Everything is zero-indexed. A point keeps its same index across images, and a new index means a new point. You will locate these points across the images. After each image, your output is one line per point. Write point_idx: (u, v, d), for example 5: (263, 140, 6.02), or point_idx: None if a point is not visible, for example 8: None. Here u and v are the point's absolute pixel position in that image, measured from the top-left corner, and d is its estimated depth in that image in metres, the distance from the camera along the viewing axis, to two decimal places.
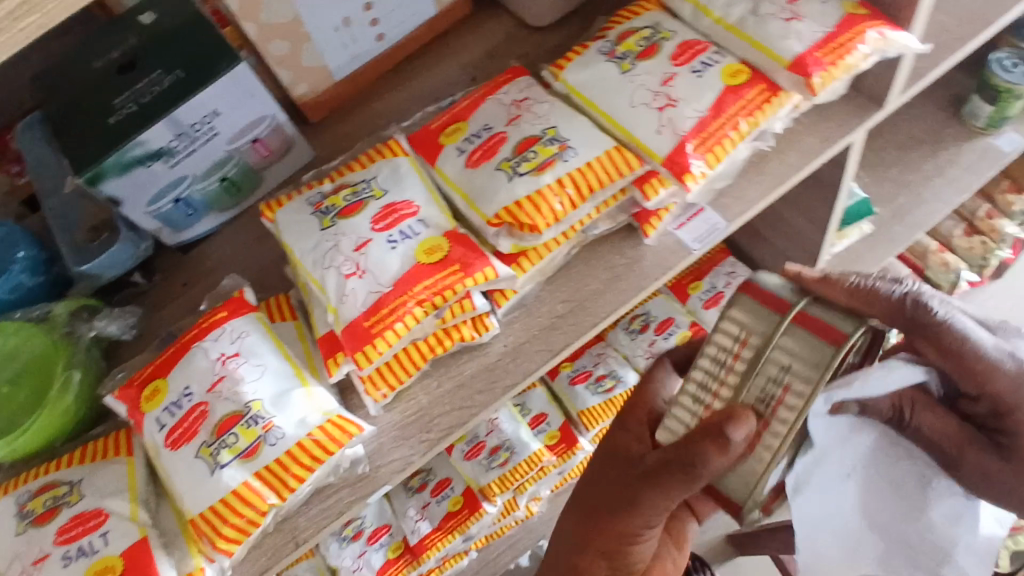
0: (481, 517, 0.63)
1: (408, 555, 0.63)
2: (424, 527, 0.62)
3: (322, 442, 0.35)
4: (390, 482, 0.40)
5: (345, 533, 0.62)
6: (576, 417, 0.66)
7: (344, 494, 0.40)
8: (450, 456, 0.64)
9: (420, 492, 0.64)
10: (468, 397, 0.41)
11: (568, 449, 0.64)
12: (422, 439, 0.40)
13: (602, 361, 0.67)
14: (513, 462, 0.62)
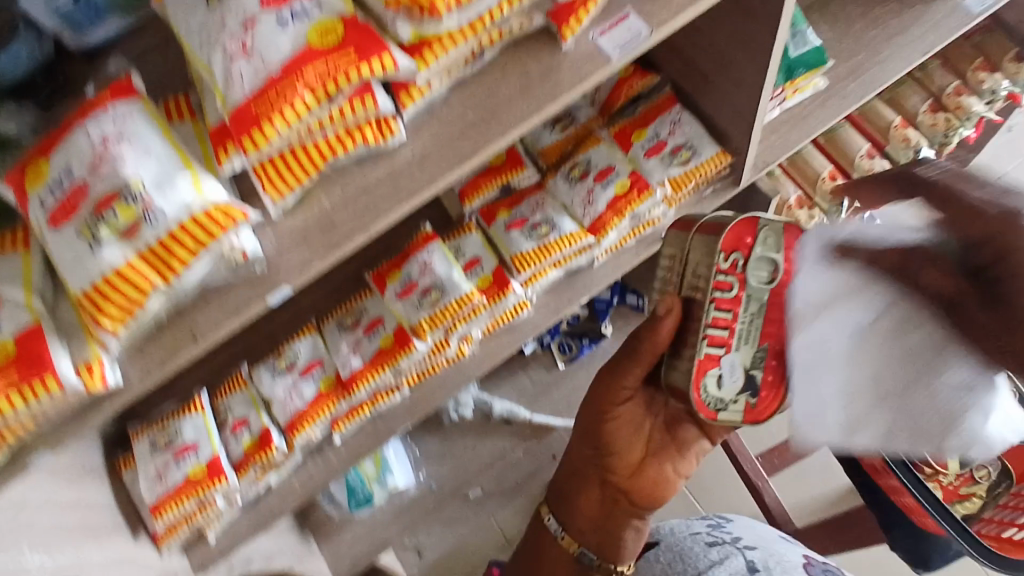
0: (411, 353, 0.64)
1: (339, 389, 0.64)
2: (355, 362, 0.64)
3: (205, 225, 0.36)
4: (291, 286, 0.40)
5: (277, 366, 0.65)
6: (509, 264, 0.65)
7: (244, 292, 0.40)
8: (383, 296, 0.65)
9: (353, 330, 0.65)
10: (372, 201, 0.40)
11: (499, 292, 0.64)
12: (322, 242, 0.40)
13: (540, 209, 0.66)
14: (443, 302, 0.63)
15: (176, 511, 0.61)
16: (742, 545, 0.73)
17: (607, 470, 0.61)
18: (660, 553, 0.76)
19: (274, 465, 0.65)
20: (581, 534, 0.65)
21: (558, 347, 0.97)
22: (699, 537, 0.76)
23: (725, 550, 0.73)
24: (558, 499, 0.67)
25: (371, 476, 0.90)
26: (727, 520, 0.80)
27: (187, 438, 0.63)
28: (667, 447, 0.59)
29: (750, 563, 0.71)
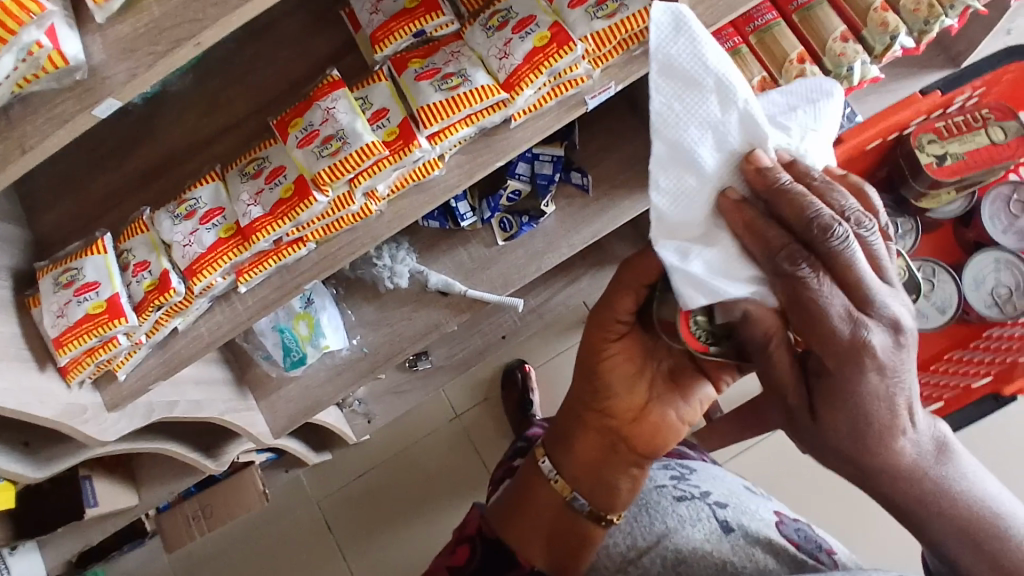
0: (311, 206, 0.61)
1: (239, 238, 0.63)
2: (255, 211, 0.62)
3: None
4: (120, 98, 0.39)
5: (178, 212, 0.64)
6: (417, 117, 0.62)
7: (70, 102, 0.38)
8: (286, 144, 0.63)
9: (255, 180, 0.64)
10: (200, 10, 0.37)
11: (404, 146, 0.61)
12: (150, 52, 0.38)
13: (454, 60, 0.62)
14: (344, 152, 0.60)
15: (80, 347, 0.61)
16: (712, 502, 0.80)
17: (605, 414, 0.67)
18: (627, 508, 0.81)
19: (178, 308, 0.65)
20: (573, 479, 0.70)
21: (498, 224, 0.96)
22: (666, 492, 0.82)
23: (696, 507, 0.79)
24: (555, 441, 0.72)
25: (304, 338, 0.91)
26: (690, 471, 0.87)
27: (89, 278, 0.64)
28: (667, 395, 0.65)
29: (722, 519, 0.77)
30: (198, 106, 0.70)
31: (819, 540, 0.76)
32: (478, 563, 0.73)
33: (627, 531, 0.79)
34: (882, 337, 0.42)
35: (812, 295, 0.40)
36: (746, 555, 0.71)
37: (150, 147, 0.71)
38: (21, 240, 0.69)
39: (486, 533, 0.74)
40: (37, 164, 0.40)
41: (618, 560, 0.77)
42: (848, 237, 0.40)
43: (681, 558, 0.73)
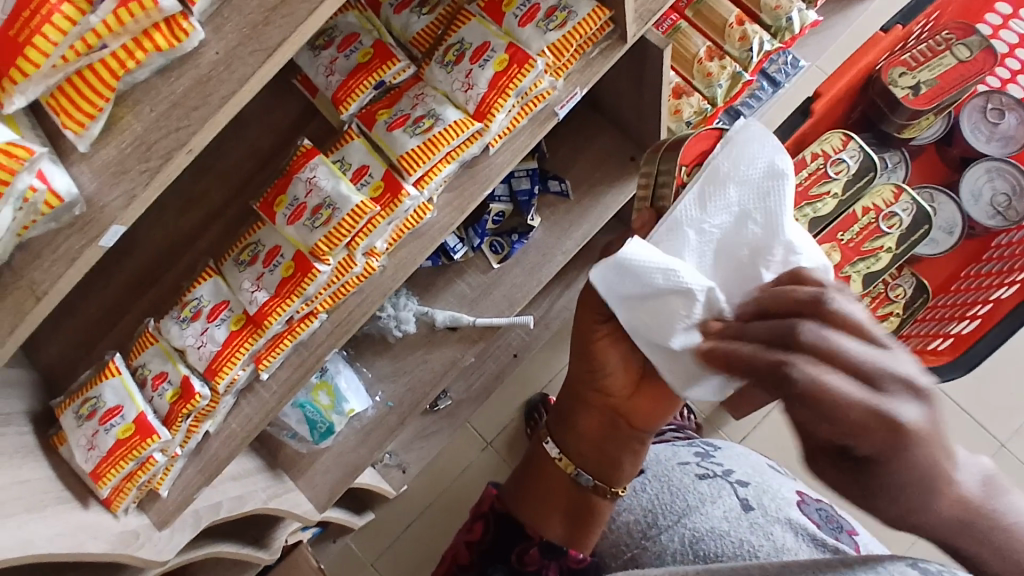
0: (316, 278, 0.61)
1: (251, 326, 0.63)
2: (261, 296, 0.62)
3: None
4: (124, 223, 0.38)
5: (184, 315, 0.64)
6: (398, 167, 0.62)
7: (73, 239, 0.37)
8: (276, 224, 0.63)
9: (253, 266, 0.63)
10: (184, 116, 0.37)
11: (394, 199, 0.61)
12: (142, 169, 0.37)
13: (421, 102, 0.63)
14: (336, 219, 0.60)
15: (119, 474, 0.60)
16: (735, 480, 0.78)
17: (604, 394, 0.66)
18: (648, 483, 0.80)
19: (206, 412, 0.64)
20: (580, 457, 0.72)
21: (489, 248, 0.96)
22: (689, 469, 0.81)
23: (718, 485, 0.78)
24: (559, 423, 0.74)
25: (327, 407, 0.89)
26: (714, 448, 0.87)
27: (110, 404, 0.62)
28: (663, 371, 0.65)
29: (743, 498, 0.76)
30: (174, 206, 0.69)
31: (839, 519, 0.76)
32: (492, 537, 0.80)
33: (648, 506, 0.78)
34: (916, 408, 0.36)
35: (819, 396, 0.36)
36: (765, 534, 0.70)
37: (135, 258, 0.70)
38: (28, 382, 0.67)
39: (498, 509, 0.80)
40: (51, 308, 0.38)
41: (637, 536, 0.76)
42: (813, 370, 0.37)
43: (699, 537, 0.72)
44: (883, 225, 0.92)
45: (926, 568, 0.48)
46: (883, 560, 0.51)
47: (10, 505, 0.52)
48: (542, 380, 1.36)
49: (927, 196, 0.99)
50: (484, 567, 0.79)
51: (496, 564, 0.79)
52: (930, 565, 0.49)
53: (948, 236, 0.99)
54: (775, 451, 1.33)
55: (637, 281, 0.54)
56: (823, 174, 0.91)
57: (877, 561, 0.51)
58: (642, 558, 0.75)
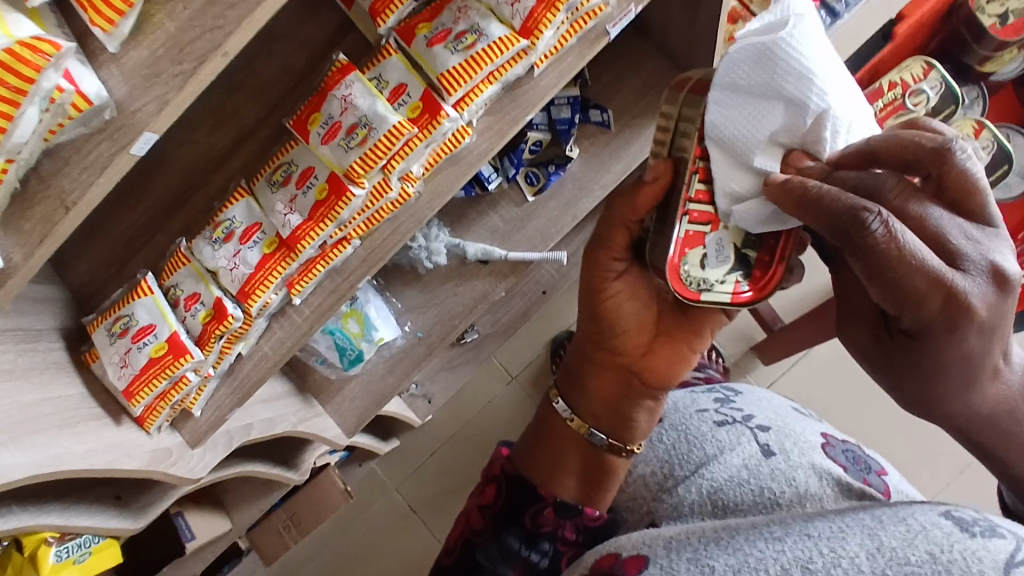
0: (350, 202, 0.59)
1: (284, 250, 0.61)
2: (294, 219, 0.60)
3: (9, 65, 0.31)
4: (156, 130, 0.35)
5: (216, 236, 0.62)
6: (437, 85, 0.59)
7: (102, 146, 0.35)
8: (309, 143, 0.60)
9: (286, 187, 0.61)
10: (220, 15, 0.34)
11: (432, 120, 0.58)
12: (175, 73, 0.34)
13: (464, 16, 0.58)
14: (372, 140, 0.57)
15: (152, 393, 0.61)
16: (755, 426, 0.73)
17: (615, 352, 0.60)
18: (664, 433, 0.75)
19: (239, 334, 0.63)
20: (592, 415, 0.63)
21: (525, 179, 0.93)
22: (707, 416, 0.75)
23: (737, 431, 0.72)
24: (564, 377, 0.65)
25: (356, 335, 0.89)
26: (734, 393, 0.81)
27: (143, 322, 0.62)
28: (677, 327, 0.60)
29: (764, 443, 0.70)
30: (201, 124, 0.67)
31: (867, 460, 0.70)
32: (505, 501, 0.66)
33: (664, 457, 0.73)
34: (980, 291, 0.41)
35: (891, 263, 0.39)
36: (787, 481, 0.64)
37: (162, 177, 0.68)
38: (58, 298, 0.68)
39: (509, 471, 0.67)
40: (81, 220, 0.37)
41: (654, 489, 0.71)
42: (885, 224, 0.39)
43: (718, 488, 0.67)
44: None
45: (959, 519, 0.49)
46: (914, 511, 0.51)
47: (41, 422, 0.54)
48: (568, 318, 1.35)
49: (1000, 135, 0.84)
50: (498, 534, 0.65)
51: (509, 528, 0.65)
52: (963, 514, 0.49)
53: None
54: (801, 397, 1.32)
55: (756, 73, 0.45)
56: (899, 106, 0.82)
57: (908, 512, 0.51)
58: (659, 513, 0.70)
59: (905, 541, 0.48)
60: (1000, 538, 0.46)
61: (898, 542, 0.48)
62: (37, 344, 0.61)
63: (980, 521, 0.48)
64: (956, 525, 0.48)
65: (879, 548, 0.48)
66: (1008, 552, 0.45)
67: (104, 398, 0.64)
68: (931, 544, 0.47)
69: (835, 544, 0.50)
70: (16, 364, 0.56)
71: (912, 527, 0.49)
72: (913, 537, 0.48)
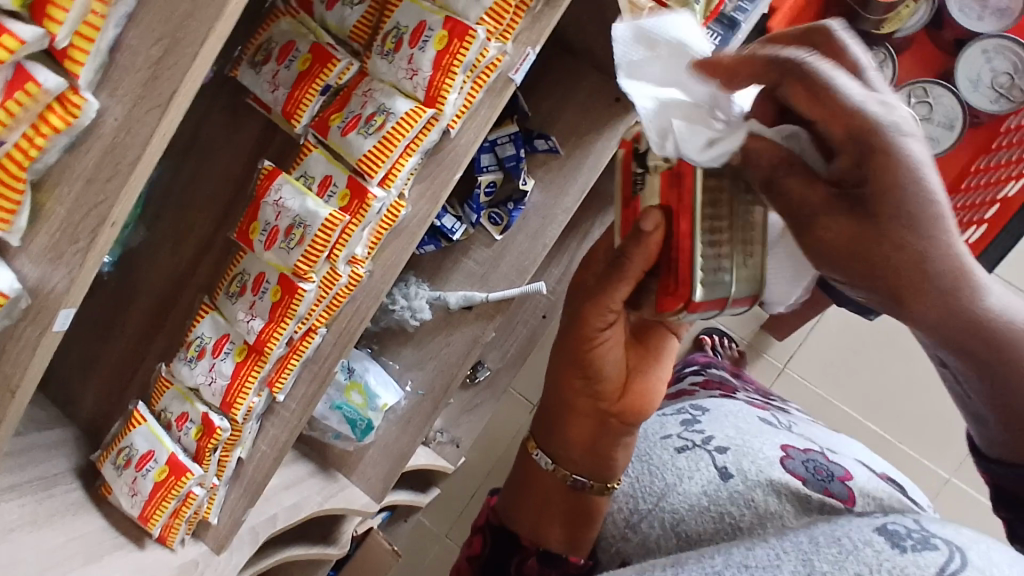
0: (303, 297, 0.61)
1: (254, 354, 0.64)
2: (257, 323, 0.63)
3: None
4: (72, 304, 0.38)
5: (191, 355, 0.65)
6: (360, 170, 0.61)
7: (29, 329, 0.38)
8: (255, 251, 0.63)
9: (245, 295, 0.64)
10: (100, 189, 0.37)
11: (361, 204, 0.60)
12: (75, 252, 0.37)
13: (370, 99, 0.60)
14: (309, 236, 0.60)
15: (164, 513, 0.64)
16: (713, 448, 0.71)
17: (595, 398, 0.59)
18: (631, 465, 0.73)
19: (233, 441, 0.66)
20: (572, 462, 0.63)
21: (489, 220, 0.94)
22: (669, 443, 0.75)
23: (697, 456, 0.71)
24: (545, 432, 0.64)
25: (361, 405, 0.91)
26: (702, 413, 0.80)
27: (143, 450, 0.65)
28: (644, 361, 0.59)
29: (721, 466, 0.68)
30: (164, 247, 0.71)
31: (830, 467, 0.67)
32: (491, 551, 0.67)
33: (629, 491, 0.71)
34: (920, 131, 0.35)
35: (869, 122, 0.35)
36: (745, 502, 0.63)
37: (139, 304, 0.72)
38: (71, 436, 0.72)
39: (494, 521, 0.68)
40: (31, 393, 0.40)
41: (620, 527, 0.68)
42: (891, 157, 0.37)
43: (681, 518, 0.65)
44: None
45: (892, 533, 0.48)
46: (849, 529, 0.50)
47: (66, 562, 0.57)
48: None
49: (921, 92, 0.98)
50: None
51: None
52: (897, 528, 0.49)
53: (950, 131, 0.97)
54: (825, 365, 1.31)
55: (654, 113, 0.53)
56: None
57: (844, 531, 0.50)
58: (628, 552, 0.67)
59: (835, 565, 0.46)
60: (932, 550, 0.45)
61: (829, 566, 0.46)
62: (54, 488, 0.65)
63: (915, 534, 0.48)
64: (888, 540, 0.47)
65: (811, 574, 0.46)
66: (939, 564, 0.44)
67: (125, 524, 0.67)
68: (861, 565, 0.45)
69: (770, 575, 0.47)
70: (35, 513, 0.60)
71: (845, 547, 0.47)
72: (844, 557, 0.46)
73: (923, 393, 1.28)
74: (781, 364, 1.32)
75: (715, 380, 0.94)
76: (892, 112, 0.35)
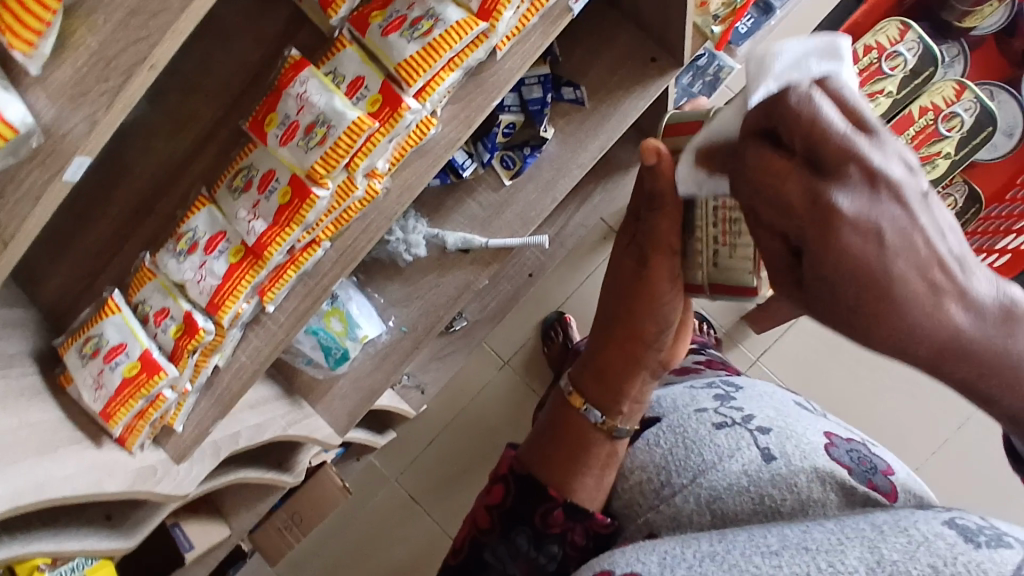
0: (315, 204, 0.57)
1: (250, 258, 0.59)
2: (259, 226, 0.58)
3: None
4: (87, 153, 0.35)
5: (180, 249, 0.60)
6: (396, 77, 0.56)
7: (35, 172, 0.35)
8: (267, 146, 0.58)
9: (248, 193, 0.59)
10: (142, 25, 0.34)
11: (393, 113, 0.55)
12: (103, 91, 0.34)
13: (419, 1, 0.56)
14: (331, 138, 0.55)
15: (129, 412, 0.60)
16: (755, 427, 0.68)
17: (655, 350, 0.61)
18: (662, 437, 0.70)
19: (213, 346, 0.61)
20: (621, 415, 0.64)
21: (500, 163, 0.91)
22: (705, 417, 0.71)
23: (736, 434, 0.67)
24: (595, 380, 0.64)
25: (340, 333, 0.88)
26: (734, 389, 0.77)
27: (114, 341, 0.61)
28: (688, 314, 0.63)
29: (763, 447, 0.65)
30: (161, 129, 0.65)
31: (873, 459, 0.64)
32: (515, 500, 0.63)
33: (661, 463, 0.68)
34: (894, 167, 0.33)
35: (814, 121, 0.33)
36: (788, 487, 0.61)
37: (124, 189, 0.66)
38: (31, 320, 0.66)
39: (519, 470, 0.64)
40: (25, 246, 0.36)
41: (651, 498, 0.67)
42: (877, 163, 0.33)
43: (716, 496, 0.63)
44: (943, 128, 0.96)
45: (964, 528, 0.45)
46: (916, 519, 0.47)
47: (20, 449, 0.53)
48: (559, 297, 1.35)
49: (987, 92, 1.01)
50: (508, 534, 0.62)
51: (518, 527, 0.62)
52: (967, 522, 0.45)
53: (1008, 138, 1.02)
54: (795, 363, 1.37)
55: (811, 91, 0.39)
56: (876, 69, 0.96)
57: (911, 521, 0.47)
58: (658, 524, 0.65)
59: (906, 554, 0.44)
60: (1008, 548, 0.42)
61: (899, 556, 0.44)
62: (9, 370, 0.59)
63: (987, 529, 0.44)
64: (960, 534, 0.44)
65: (879, 562, 0.44)
66: (1018, 564, 0.41)
67: (84, 419, 0.62)
68: (934, 556, 0.43)
69: (834, 558, 0.46)
70: None
71: (914, 537, 0.45)
72: (915, 548, 0.44)
73: (883, 402, 1.36)
74: (753, 356, 1.37)
75: (717, 361, 0.94)
76: (873, 208, 0.33)
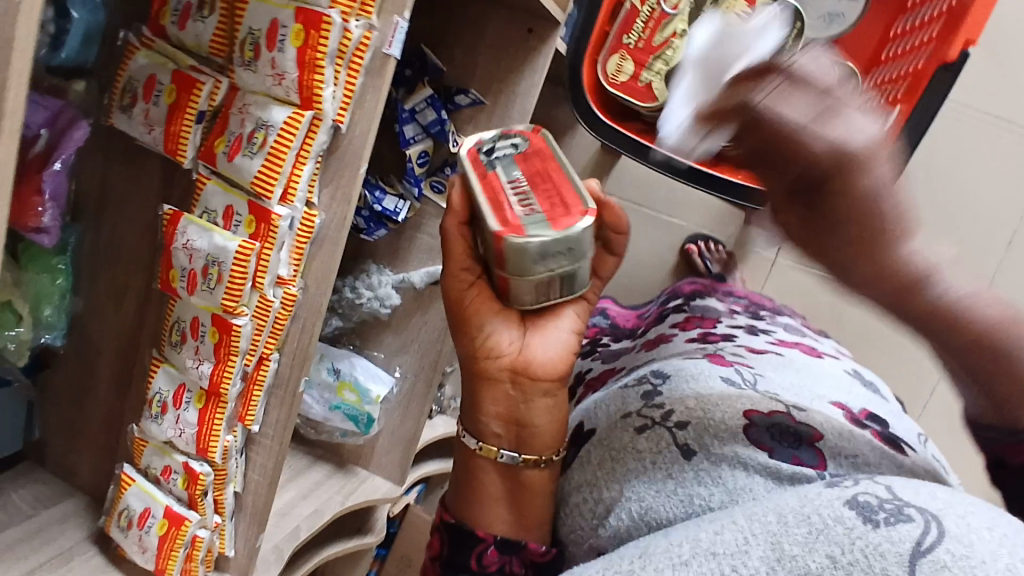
0: (240, 333, 0.60)
1: (213, 398, 0.63)
2: (206, 368, 0.62)
3: None
4: None
5: (155, 411, 0.66)
6: (258, 193, 0.58)
7: None
8: (183, 298, 0.62)
9: (187, 342, 0.63)
10: None
11: (269, 227, 0.58)
12: None
13: (247, 115, 0.57)
14: (226, 273, 0.58)
15: (177, 561, 0.67)
16: (673, 423, 0.56)
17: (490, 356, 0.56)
18: (590, 453, 0.59)
19: (221, 480, 0.66)
20: (495, 436, 0.57)
21: (432, 188, 0.91)
22: (628, 423, 0.59)
23: (658, 435, 0.55)
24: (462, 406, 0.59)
25: (356, 402, 0.92)
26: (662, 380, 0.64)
27: (139, 509, 0.67)
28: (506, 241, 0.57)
29: (682, 445, 0.53)
30: (106, 304, 0.70)
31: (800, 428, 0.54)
32: (451, 551, 0.56)
33: (591, 478, 0.56)
34: None
35: None
36: (714, 481, 0.50)
37: (103, 368, 0.72)
38: (81, 506, 0.74)
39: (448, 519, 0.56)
40: None
41: (590, 520, 0.54)
42: None
43: (649, 504, 0.51)
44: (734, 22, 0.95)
45: (863, 506, 0.39)
46: (814, 496, 0.41)
47: None
48: None
49: None
50: None
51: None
52: (869, 498, 0.40)
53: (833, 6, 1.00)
54: None
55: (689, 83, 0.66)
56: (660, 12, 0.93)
57: (811, 503, 0.41)
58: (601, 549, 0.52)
59: (805, 547, 0.38)
60: (906, 522, 0.37)
61: (801, 550, 0.38)
62: (70, 564, 0.68)
63: (886, 502, 0.39)
64: (859, 514, 0.39)
65: (781, 558, 0.38)
66: (915, 538, 0.37)
67: None
68: (833, 544, 0.38)
69: (738, 561, 0.39)
70: None
71: (813, 525, 0.39)
72: (813, 538, 0.38)
73: None
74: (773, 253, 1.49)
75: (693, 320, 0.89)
76: None
